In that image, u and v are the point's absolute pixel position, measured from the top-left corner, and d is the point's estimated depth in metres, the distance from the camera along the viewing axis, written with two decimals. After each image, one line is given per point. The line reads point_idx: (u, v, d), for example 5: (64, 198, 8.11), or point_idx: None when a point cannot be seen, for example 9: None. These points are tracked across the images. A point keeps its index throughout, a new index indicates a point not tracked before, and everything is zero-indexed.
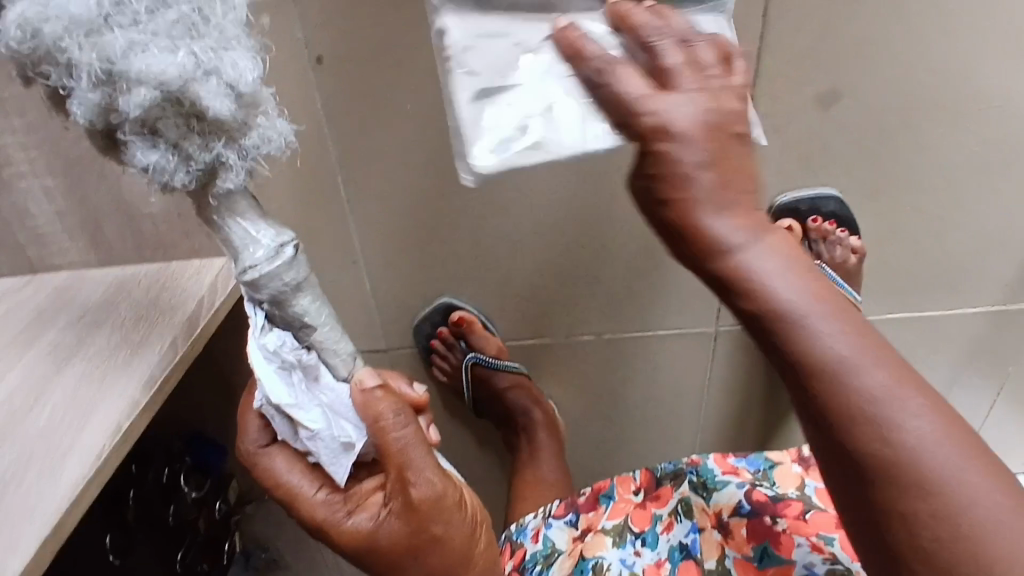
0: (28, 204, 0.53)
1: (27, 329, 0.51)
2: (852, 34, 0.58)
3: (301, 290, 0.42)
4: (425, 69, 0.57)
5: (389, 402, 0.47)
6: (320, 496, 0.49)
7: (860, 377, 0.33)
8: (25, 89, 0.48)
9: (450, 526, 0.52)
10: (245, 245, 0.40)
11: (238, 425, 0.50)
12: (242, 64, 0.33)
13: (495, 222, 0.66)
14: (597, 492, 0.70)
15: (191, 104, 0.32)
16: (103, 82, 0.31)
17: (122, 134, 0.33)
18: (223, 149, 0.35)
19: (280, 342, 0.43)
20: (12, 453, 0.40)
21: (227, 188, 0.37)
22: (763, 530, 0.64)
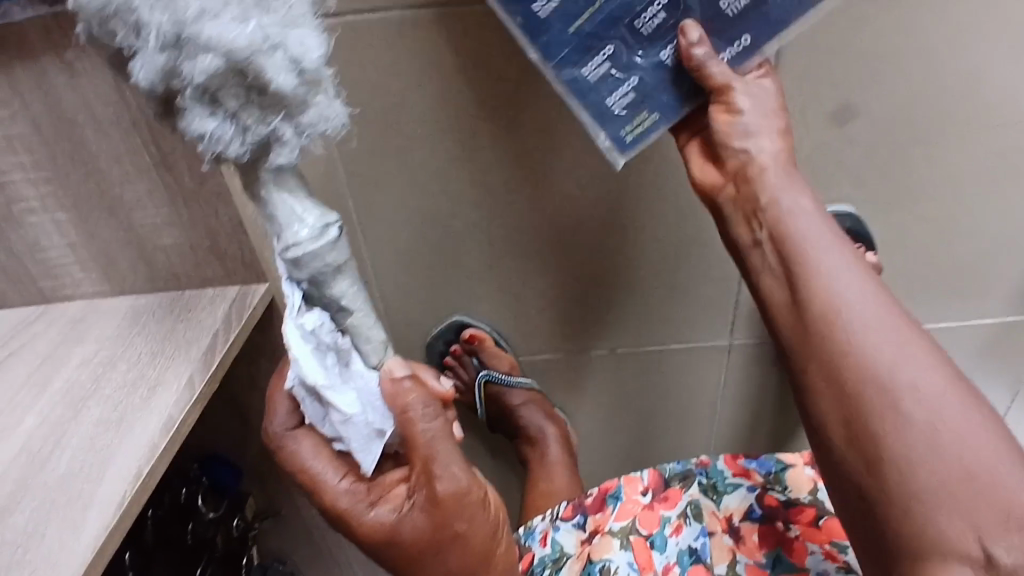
0: (39, 238, 0.53)
1: (43, 366, 0.51)
2: (866, 52, 0.57)
3: (340, 273, 0.45)
4: (433, 93, 0.57)
5: (417, 394, 0.49)
6: (342, 486, 0.50)
7: (848, 300, 0.46)
8: (35, 128, 0.48)
9: (473, 524, 0.53)
10: (290, 222, 0.43)
11: (266, 407, 0.51)
12: (306, 43, 0.38)
13: (508, 241, 0.66)
14: (604, 493, 0.69)
15: (253, 77, 0.36)
16: (171, 45, 0.35)
17: (183, 100, 0.37)
18: (279, 124, 0.39)
19: (318, 323, 0.46)
20: (34, 504, 0.40)
21: (277, 165, 0.41)
22: (775, 536, 0.65)
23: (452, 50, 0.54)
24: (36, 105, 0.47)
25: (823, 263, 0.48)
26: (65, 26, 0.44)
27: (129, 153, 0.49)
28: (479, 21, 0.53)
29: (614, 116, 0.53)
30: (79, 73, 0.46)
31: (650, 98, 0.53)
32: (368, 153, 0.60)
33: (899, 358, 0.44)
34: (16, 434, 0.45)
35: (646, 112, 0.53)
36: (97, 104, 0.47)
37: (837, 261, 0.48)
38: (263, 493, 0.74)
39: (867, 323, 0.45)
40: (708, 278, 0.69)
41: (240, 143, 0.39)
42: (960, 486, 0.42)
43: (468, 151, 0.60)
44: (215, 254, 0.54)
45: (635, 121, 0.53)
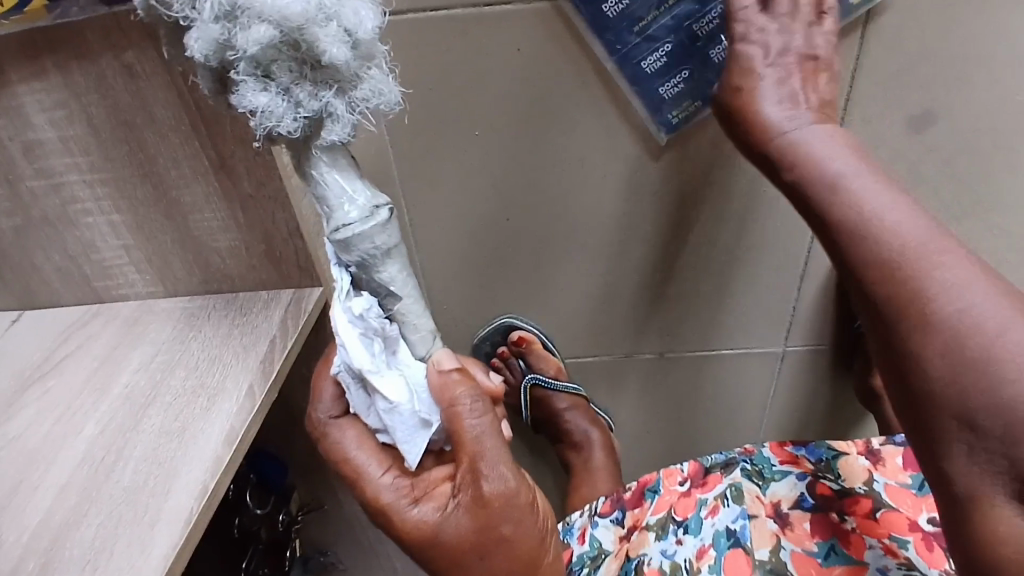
0: (94, 238, 0.53)
1: (101, 369, 0.51)
2: (952, 56, 0.54)
3: (390, 257, 0.41)
4: (492, 93, 0.55)
5: (465, 386, 0.46)
6: (384, 480, 0.48)
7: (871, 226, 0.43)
8: (92, 130, 0.47)
9: (522, 528, 0.49)
10: (340, 201, 0.40)
11: (312, 392, 0.50)
12: (363, 12, 0.36)
13: (562, 242, 0.64)
14: (644, 487, 0.68)
15: (306, 48, 0.35)
16: (225, 16, 0.34)
17: (237, 74, 0.35)
18: (332, 99, 0.37)
19: (366, 307, 0.42)
20: (100, 519, 0.40)
21: (329, 144, 0.39)
22: (829, 525, 0.59)
23: (516, 50, 0.53)
24: (93, 106, 0.46)
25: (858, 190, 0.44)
26: (124, 28, 0.43)
27: (188, 156, 0.48)
28: (545, 19, 0.51)
29: (662, 103, 0.55)
30: (138, 75, 0.44)
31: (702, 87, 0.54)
32: (423, 151, 0.58)
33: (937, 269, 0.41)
34: (78, 442, 0.45)
35: (691, 99, 0.55)
36: (154, 107, 0.46)
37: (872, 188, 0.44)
38: (307, 487, 0.74)
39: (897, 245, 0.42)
40: (764, 282, 0.67)
41: (292, 119, 0.37)
42: (992, 419, 0.37)
43: (525, 152, 0.58)
44: (270, 257, 0.53)
45: (681, 106, 0.55)
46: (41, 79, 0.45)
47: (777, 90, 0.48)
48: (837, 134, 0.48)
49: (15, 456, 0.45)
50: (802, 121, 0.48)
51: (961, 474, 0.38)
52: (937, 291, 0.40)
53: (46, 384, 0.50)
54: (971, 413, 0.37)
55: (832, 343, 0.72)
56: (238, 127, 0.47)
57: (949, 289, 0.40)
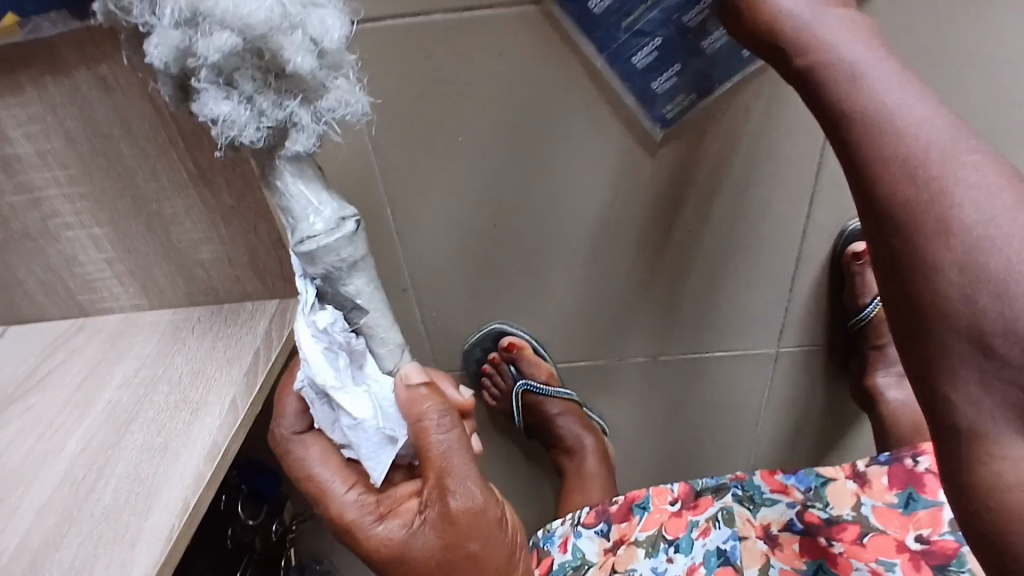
0: (76, 252, 0.52)
1: (84, 385, 0.51)
2: None
3: (355, 268, 0.42)
4: (475, 99, 0.54)
5: (433, 402, 0.46)
6: (350, 496, 0.47)
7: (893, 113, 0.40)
8: (69, 144, 0.47)
9: (490, 547, 0.49)
10: (304, 214, 0.40)
11: (275, 406, 0.47)
12: (328, 22, 0.36)
13: (550, 246, 0.64)
14: (630, 502, 0.65)
15: (270, 56, 0.34)
16: (186, 22, 0.33)
17: (198, 81, 0.34)
18: (296, 108, 0.37)
19: (331, 321, 0.43)
20: (81, 538, 0.40)
21: (294, 155, 0.39)
22: (818, 547, 0.60)
23: (499, 54, 0.52)
24: (70, 121, 0.46)
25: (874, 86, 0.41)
26: (97, 41, 0.42)
27: (167, 169, 0.48)
28: (526, 23, 0.51)
29: (654, 99, 0.54)
30: (113, 88, 0.44)
31: (695, 82, 0.53)
32: (408, 158, 0.58)
33: (957, 166, 0.38)
34: (60, 460, 0.45)
35: (686, 93, 0.54)
36: (131, 120, 0.45)
37: (889, 82, 0.41)
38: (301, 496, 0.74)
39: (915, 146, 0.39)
40: (755, 284, 0.66)
41: (255, 128, 0.36)
42: (1005, 336, 0.35)
43: (509, 157, 0.58)
44: (252, 268, 0.53)
45: (676, 101, 0.54)
46: (16, 94, 0.45)
47: None
48: (855, 21, 0.44)
49: None
50: (819, 11, 0.44)
51: (964, 404, 0.36)
52: (958, 199, 0.37)
53: (29, 401, 0.50)
54: (987, 336, 0.35)
55: (826, 343, 0.72)
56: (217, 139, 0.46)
57: (971, 197, 0.37)
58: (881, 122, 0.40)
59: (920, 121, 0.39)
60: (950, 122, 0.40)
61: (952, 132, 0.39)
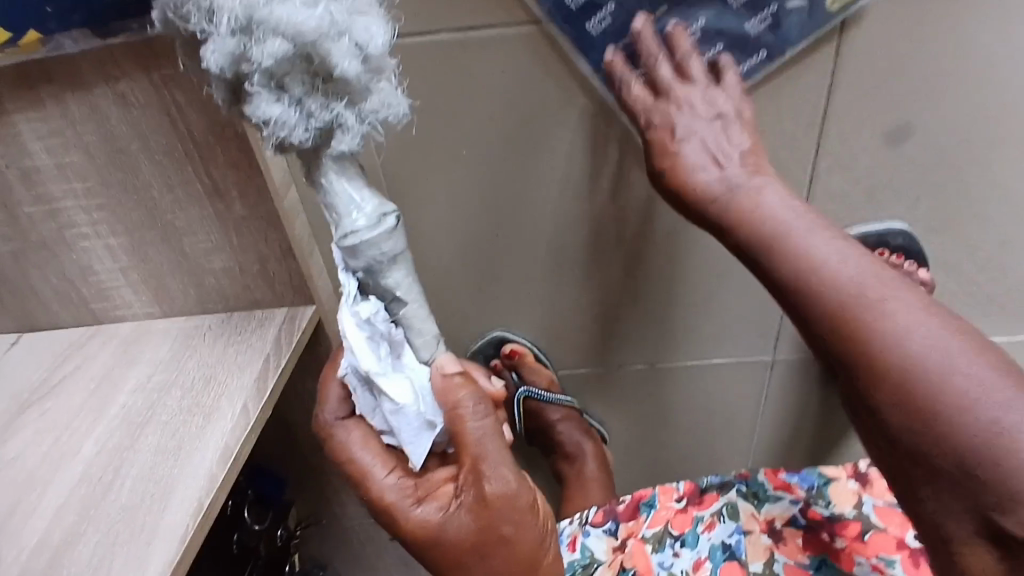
0: (91, 261, 0.54)
1: (98, 391, 0.52)
2: (926, 70, 0.55)
3: (396, 262, 0.41)
4: (479, 114, 0.56)
5: (468, 390, 0.47)
6: (389, 481, 0.48)
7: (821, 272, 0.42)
8: (87, 157, 0.48)
9: (522, 529, 0.50)
10: (347, 209, 0.40)
11: (319, 394, 0.50)
12: (373, 29, 0.37)
13: (551, 256, 0.65)
14: (638, 500, 0.67)
15: (319, 61, 0.36)
16: (241, 29, 0.35)
17: (251, 85, 0.36)
18: (342, 110, 0.38)
19: (373, 312, 0.42)
20: (98, 537, 0.41)
21: (339, 153, 0.40)
22: (820, 544, 0.60)
23: (501, 72, 0.54)
24: (88, 135, 0.47)
25: (801, 245, 0.43)
26: (117, 59, 0.44)
27: (181, 181, 0.49)
28: (528, 42, 0.53)
29: None
30: (131, 104, 0.46)
31: None
32: (413, 172, 0.60)
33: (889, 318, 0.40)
34: (76, 462, 0.46)
35: None
36: (148, 134, 0.47)
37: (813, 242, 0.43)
38: (306, 502, 0.75)
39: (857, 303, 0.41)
40: (751, 293, 0.68)
41: (303, 129, 0.38)
42: (952, 464, 0.37)
43: (511, 170, 0.59)
44: (263, 277, 0.54)
45: None
46: (36, 109, 0.46)
47: (701, 156, 0.48)
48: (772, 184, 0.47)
49: (15, 476, 0.46)
50: (735, 179, 0.47)
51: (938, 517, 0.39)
52: (893, 350, 0.39)
53: (45, 406, 0.51)
54: (936, 465, 0.38)
55: None
56: (230, 153, 0.48)
57: (903, 347, 0.39)
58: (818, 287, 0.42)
59: (848, 276, 0.42)
60: (873, 271, 0.42)
61: (876, 276, 0.42)
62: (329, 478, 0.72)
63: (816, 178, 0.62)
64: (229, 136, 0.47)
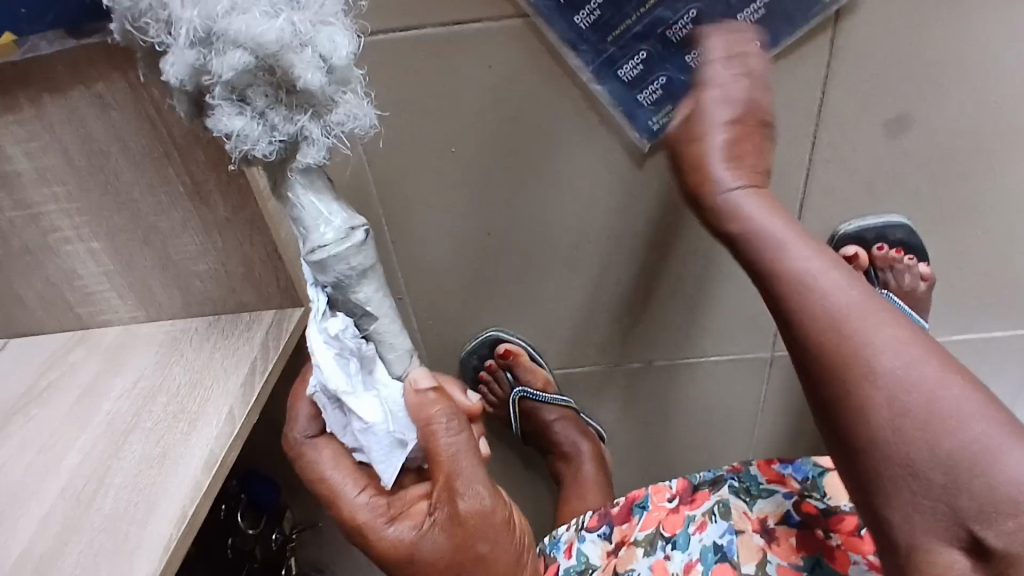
0: (75, 265, 0.53)
1: (83, 398, 0.51)
2: (924, 59, 0.54)
3: (364, 278, 0.41)
4: (466, 109, 0.55)
5: (442, 406, 0.45)
6: (361, 499, 0.46)
7: (821, 281, 0.47)
8: (67, 160, 0.48)
9: (497, 547, 0.49)
10: (314, 224, 0.39)
11: (288, 411, 0.47)
12: (338, 39, 0.36)
13: (544, 254, 0.64)
14: (631, 502, 0.66)
15: (281, 73, 0.35)
16: (201, 41, 0.34)
17: (212, 98, 0.35)
18: (307, 123, 0.37)
19: (342, 328, 0.42)
20: (81, 548, 0.40)
21: (304, 166, 0.38)
22: (815, 542, 0.58)
23: (488, 67, 0.53)
24: (67, 137, 0.46)
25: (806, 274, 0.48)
26: (92, 60, 0.43)
27: (163, 183, 0.48)
28: (515, 35, 0.52)
29: (640, 109, 0.55)
30: (109, 105, 0.45)
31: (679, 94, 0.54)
32: (401, 171, 0.59)
33: (885, 343, 0.45)
34: (60, 472, 0.45)
35: (673, 104, 0.54)
36: (127, 136, 0.46)
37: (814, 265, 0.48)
38: (300, 506, 0.74)
39: (857, 335, 0.45)
40: (749, 289, 0.67)
41: (267, 142, 0.37)
42: (935, 473, 0.41)
43: (501, 167, 0.58)
44: (248, 280, 0.53)
45: (662, 113, 0.55)
46: (13, 111, 0.45)
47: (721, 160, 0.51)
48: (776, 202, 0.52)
49: None
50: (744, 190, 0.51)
51: (902, 522, 0.43)
52: (892, 368, 0.44)
53: (30, 413, 0.50)
54: (917, 472, 0.42)
55: None
56: (211, 153, 0.47)
57: (901, 370, 0.44)
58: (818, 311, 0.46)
59: (843, 293, 0.47)
60: (867, 295, 0.47)
61: (868, 300, 0.47)
62: None
63: (813, 172, 0.60)
64: (209, 137, 0.46)
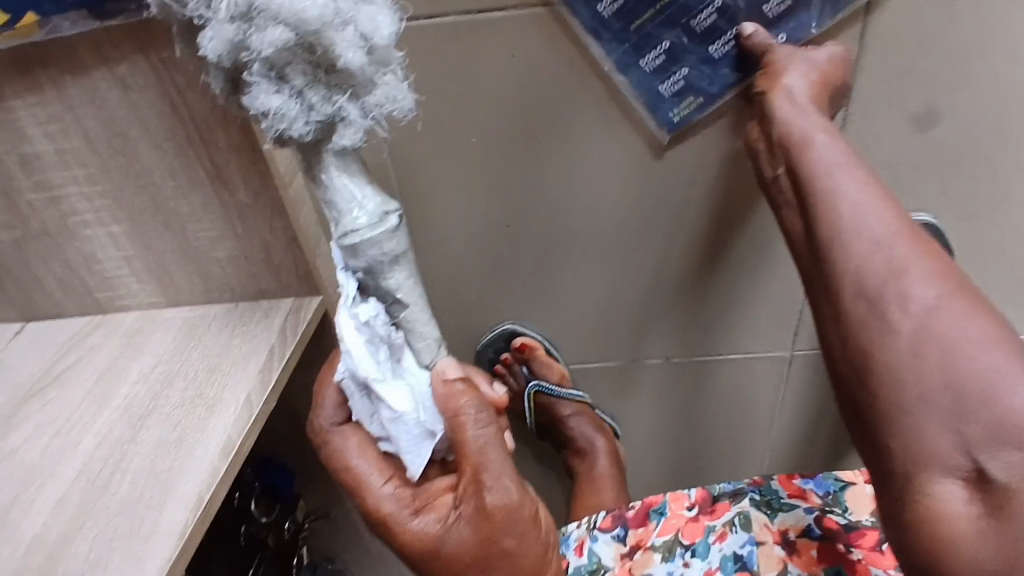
0: (94, 248, 0.53)
1: (100, 382, 0.51)
2: (955, 53, 0.53)
3: (398, 263, 0.40)
4: (487, 97, 0.54)
5: (470, 397, 0.45)
6: (387, 490, 0.46)
7: (844, 197, 0.44)
8: (88, 143, 0.47)
9: (524, 541, 0.48)
10: (348, 207, 0.39)
11: (315, 399, 0.48)
12: (379, 18, 0.36)
13: (562, 246, 0.64)
14: (648, 507, 0.64)
15: (321, 51, 0.34)
16: (241, 15, 0.33)
17: (250, 75, 0.35)
18: (345, 103, 0.36)
19: (373, 314, 0.41)
20: (96, 532, 0.40)
21: (340, 149, 0.38)
22: (835, 554, 0.58)
23: (511, 55, 0.52)
24: (89, 119, 0.46)
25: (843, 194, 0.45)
26: (115, 42, 0.43)
27: (184, 168, 0.48)
28: (538, 23, 0.51)
29: (663, 100, 0.54)
30: (131, 89, 0.45)
31: (701, 82, 0.53)
32: (422, 160, 0.58)
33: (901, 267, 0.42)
34: (76, 455, 0.45)
35: (694, 94, 0.54)
36: (149, 119, 0.46)
37: (851, 183, 0.45)
38: (313, 495, 0.74)
39: (887, 258, 0.43)
40: (770, 286, 0.66)
41: (304, 122, 0.36)
42: (943, 394, 0.38)
43: (522, 157, 0.58)
44: (268, 266, 0.53)
45: (683, 103, 0.54)
46: (34, 93, 0.45)
47: (795, 91, 0.49)
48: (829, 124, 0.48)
49: (14, 469, 0.45)
50: (803, 110, 0.48)
51: (898, 447, 0.39)
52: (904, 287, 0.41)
53: (46, 397, 0.50)
54: (924, 393, 0.39)
55: None
56: (232, 138, 0.47)
57: (915, 292, 0.41)
58: (852, 230, 0.44)
59: (862, 210, 0.44)
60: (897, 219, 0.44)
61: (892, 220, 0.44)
62: None
63: None
64: (231, 122, 0.46)
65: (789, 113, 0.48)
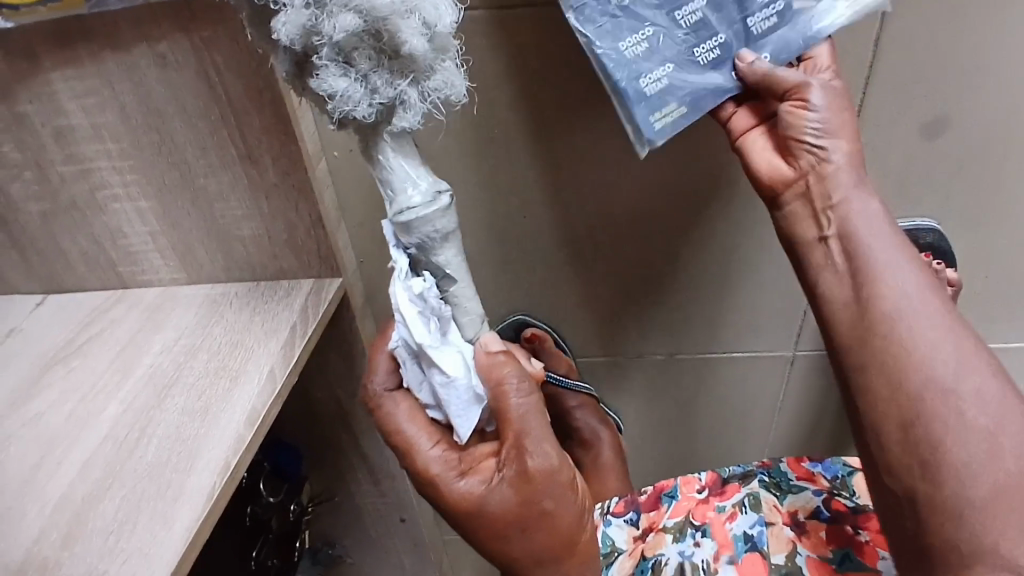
0: (120, 223, 0.54)
1: (123, 352, 0.52)
2: (964, 64, 0.55)
3: (447, 240, 0.42)
4: (511, 90, 0.56)
5: (512, 366, 0.46)
6: (434, 453, 0.48)
7: (897, 280, 0.45)
8: (124, 118, 0.49)
9: (562, 505, 0.49)
10: (402, 186, 0.41)
11: (368, 365, 0.49)
12: (442, 7, 0.37)
13: (575, 239, 0.65)
14: (659, 491, 0.66)
15: (387, 38, 0.36)
16: (315, 2, 0.35)
17: (320, 59, 0.36)
18: (407, 88, 0.38)
19: (425, 288, 0.43)
20: (124, 492, 0.42)
21: (399, 130, 0.40)
22: (843, 537, 0.59)
23: (536, 50, 0.54)
24: (126, 95, 0.47)
25: (894, 275, 0.45)
26: (158, 19, 0.44)
27: (216, 146, 0.49)
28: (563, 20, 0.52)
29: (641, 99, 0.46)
30: (170, 66, 0.46)
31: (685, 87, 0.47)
32: (444, 148, 0.60)
33: (951, 360, 0.43)
34: (101, 420, 0.47)
35: (676, 102, 0.47)
36: (186, 96, 0.47)
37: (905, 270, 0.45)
38: (319, 477, 0.75)
39: (941, 353, 0.44)
40: (776, 285, 0.68)
41: (367, 105, 0.38)
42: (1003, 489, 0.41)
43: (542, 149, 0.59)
44: (291, 246, 0.54)
45: (663, 108, 0.46)
46: (74, 67, 0.46)
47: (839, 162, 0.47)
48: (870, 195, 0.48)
49: (40, 433, 0.46)
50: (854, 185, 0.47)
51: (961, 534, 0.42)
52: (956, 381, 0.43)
53: (70, 365, 0.52)
54: (994, 489, 0.41)
55: None
56: (265, 118, 0.48)
57: (971, 386, 0.43)
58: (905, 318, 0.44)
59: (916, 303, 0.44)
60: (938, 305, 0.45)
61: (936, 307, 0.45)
62: (344, 457, 0.72)
63: None
64: (266, 101, 0.47)
65: (845, 181, 0.47)
